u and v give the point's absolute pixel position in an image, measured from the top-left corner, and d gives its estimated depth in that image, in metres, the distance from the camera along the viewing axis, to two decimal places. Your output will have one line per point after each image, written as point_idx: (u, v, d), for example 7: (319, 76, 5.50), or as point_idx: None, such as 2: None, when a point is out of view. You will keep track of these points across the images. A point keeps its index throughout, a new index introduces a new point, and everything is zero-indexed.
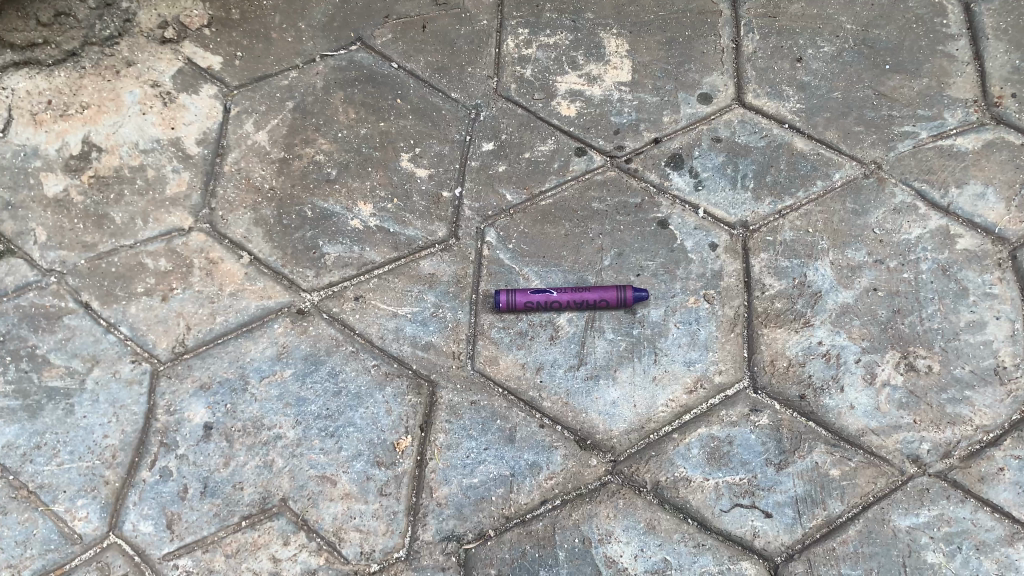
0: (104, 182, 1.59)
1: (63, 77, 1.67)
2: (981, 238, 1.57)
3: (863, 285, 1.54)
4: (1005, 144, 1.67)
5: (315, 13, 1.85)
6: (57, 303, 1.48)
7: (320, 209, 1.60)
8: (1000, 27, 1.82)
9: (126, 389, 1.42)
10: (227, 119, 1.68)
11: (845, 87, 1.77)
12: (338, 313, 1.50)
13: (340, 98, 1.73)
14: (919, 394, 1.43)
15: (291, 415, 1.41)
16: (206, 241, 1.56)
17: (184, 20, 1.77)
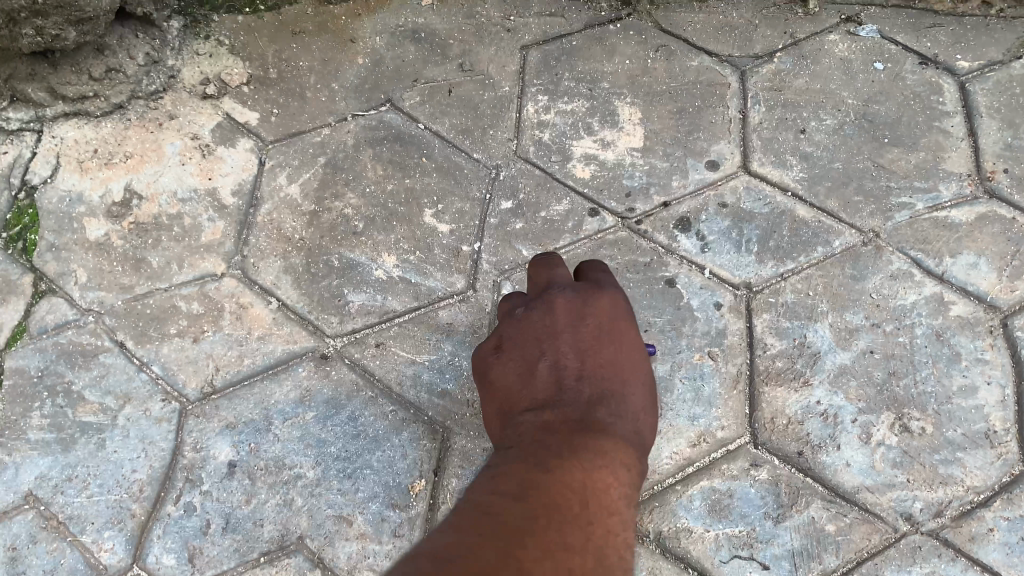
0: (143, 228, 1.69)
1: (110, 128, 1.78)
2: (973, 305, 1.65)
3: (861, 347, 1.61)
4: (997, 218, 1.76)
5: (348, 75, 1.94)
6: (94, 342, 1.56)
7: (346, 260, 1.69)
8: (994, 106, 1.92)
9: (155, 427, 1.49)
10: (261, 172, 1.78)
11: (847, 159, 1.86)
12: (359, 359, 1.58)
13: (368, 155, 1.82)
14: (912, 454, 1.50)
15: (311, 456, 1.48)
16: (237, 287, 1.64)
17: (225, 78, 1.87)
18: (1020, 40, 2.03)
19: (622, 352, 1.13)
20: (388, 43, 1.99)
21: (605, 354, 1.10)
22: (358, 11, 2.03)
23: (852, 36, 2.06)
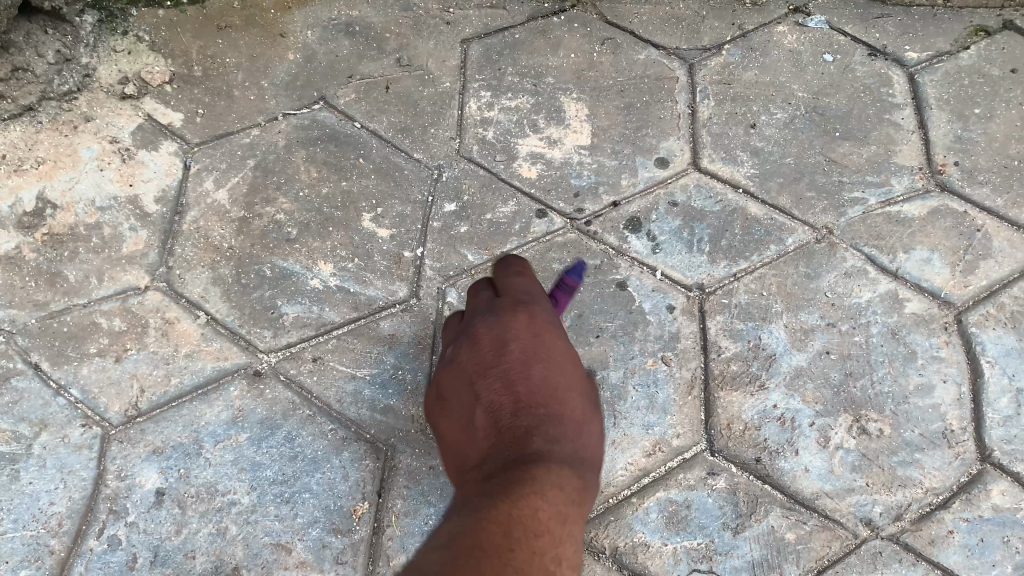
0: (59, 239, 1.57)
1: (19, 132, 1.65)
2: (928, 302, 1.62)
3: (816, 348, 1.57)
4: (949, 211, 1.73)
5: (279, 71, 1.83)
6: (5, 365, 1.45)
7: (280, 269, 1.59)
8: (943, 98, 1.89)
9: (75, 454, 1.38)
10: (187, 176, 1.67)
11: (798, 154, 1.82)
12: (295, 375, 1.49)
13: (302, 157, 1.72)
14: (871, 457, 1.46)
15: (245, 481, 1.39)
16: (163, 300, 1.54)
17: (145, 76, 1.76)
18: (967, 30, 2.01)
19: (570, 366, 1.01)
20: (322, 38, 1.89)
21: (551, 366, 0.97)
22: (288, 4, 1.93)
23: (801, 27, 2.02)
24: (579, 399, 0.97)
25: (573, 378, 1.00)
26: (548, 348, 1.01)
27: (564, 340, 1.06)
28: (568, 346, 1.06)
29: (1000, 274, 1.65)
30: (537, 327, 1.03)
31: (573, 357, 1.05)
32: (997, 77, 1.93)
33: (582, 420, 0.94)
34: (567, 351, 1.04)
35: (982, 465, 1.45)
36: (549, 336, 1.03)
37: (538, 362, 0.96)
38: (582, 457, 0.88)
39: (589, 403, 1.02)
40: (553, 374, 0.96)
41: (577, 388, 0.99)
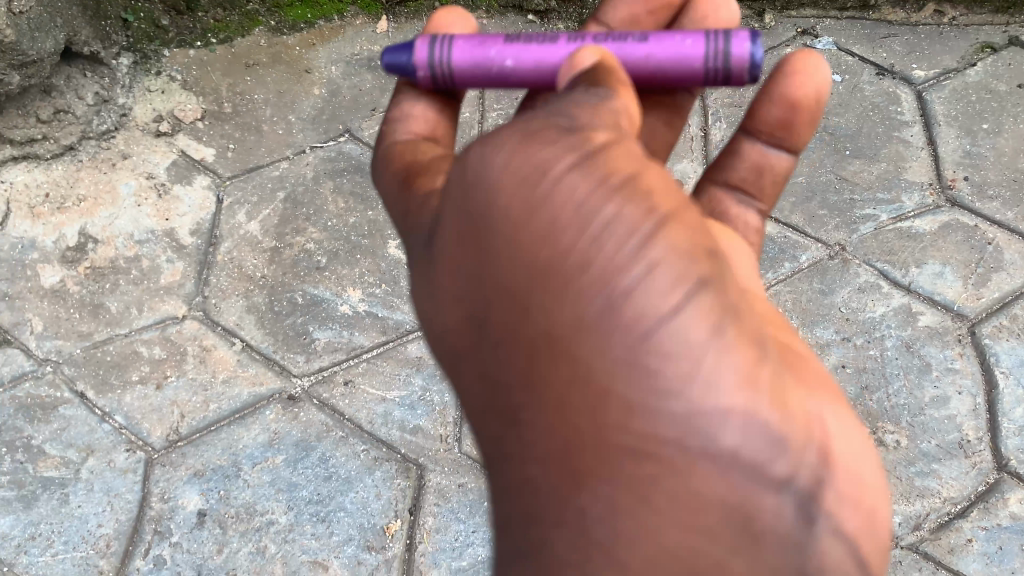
0: (100, 272, 1.64)
1: (60, 170, 1.73)
2: (941, 315, 1.65)
3: (833, 363, 1.61)
4: (960, 225, 1.77)
5: (305, 106, 1.91)
6: (52, 394, 1.52)
7: (311, 296, 1.65)
8: (951, 114, 1.94)
9: (120, 478, 1.45)
10: (220, 210, 1.74)
11: (810, 172, 1.87)
12: (328, 398, 1.54)
13: (329, 188, 1.79)
14: (889, 468, 1.50)
15: (282, 501, 1.44)
16: (200, 328, 1.60)
17: (179, 114, 1.84)
18: (973, 47, 2.06)
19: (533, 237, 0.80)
20: (346, 73, 1.97)
21: (546, 301, 0.78)
22: (311, 41, 2.01)
23: (809, 49, 2.08)
24: (597, 266, 0.77)
25: (568, 230, 0.79)
26: (495, 239, 0.82)
27: (500, 194, 0.82)
28: (531, 177, 0.82)
29: (1012, 286, 1.68)
30: (473, 230, 0.84)
31: (574, 211, 0.80)
32: (1004, 92, 1.97)
33: (606, 276, 0.77)
34: (523, 184, 0.82)
35: (999, 474, 1.48)
36: (488, 208, 0.83)
37: (510, 302, 0.80)
38: (650, 307, 0.75)
39: (605, 212, 0.79)
40: (557, 301, 0.78)
41: (586, 269, 0.78)
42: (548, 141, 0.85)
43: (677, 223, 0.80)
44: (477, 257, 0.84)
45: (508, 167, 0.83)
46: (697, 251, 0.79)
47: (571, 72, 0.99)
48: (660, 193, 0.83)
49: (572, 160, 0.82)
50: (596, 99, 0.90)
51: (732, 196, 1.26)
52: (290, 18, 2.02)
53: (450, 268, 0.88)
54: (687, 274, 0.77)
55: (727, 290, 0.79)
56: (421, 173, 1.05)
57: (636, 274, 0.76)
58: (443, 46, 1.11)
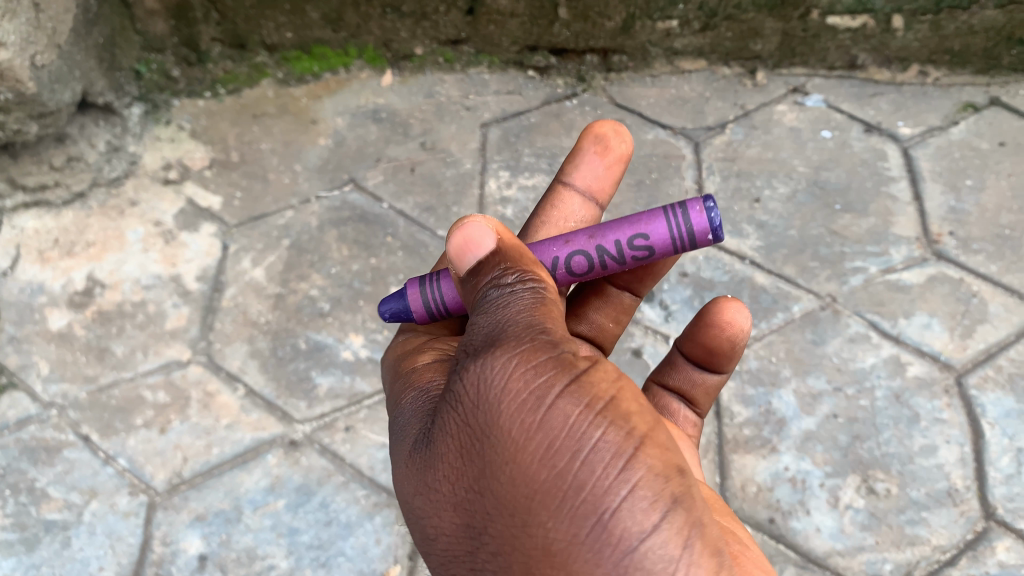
0: (107, 316, 1.70)
1: (71, 217, 1.83)
2: (929, 365, 1.70)
3: (824, 412, 1.65)
4: (946, 278, 1.82)
5: (310, 156, 1.97)
6: (57, 437, 1.54)
7: (313, 341, 1.68)
8: (937, 170, 2.00)
9: (122, 521, 1.46)
10: (225, 256, 1.79)
11: (801, 226, 1.92)
12: (329, 443, 1.55)
13: (333, 236, 1.83)
14: (879, 516, 1.53)
15: (283, 545, 1.44)
16: (204, 373, 1.63)
17: (187, 163, 1.94)
18: (956, 106, 2.13)
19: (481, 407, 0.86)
20: (351, 124, 2.04)
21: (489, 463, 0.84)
22: (318, 94, 2.10)
23: (800, 105, 2.15)
24: (588, 492, 0.80)
25: (554, 453, 0.82)
26: (490, 455, 0.84)
27: (501, 413, 0.84)
28: (521, 394, 0.85)
29: (997, 338, 1.73)
30: (462, 444, 0.87)
31: (566, 432, 0.82)
32: (987, 150, 2.04)
33: (598, 499, 0.80)
34: (517, 406, 0.84)
35: (986, 522, 1.51)
36: (481, 423, 0.86)
37: (508, 517, 0.83)
38: (632, 524, 0.79)
39: (594, 436, 0.82)
40: (555, 522, 0.81)
41: (577, 496, 0.80)
42: (541, 359, 0.86)
43: (652, 444, 0.84)
44: (467, 464, 0.87)
45: (494, 381, 0.86)
46: (670, 469, 0.83)
47: (468, 255, 0.92)
48: (635, 416, 0.85)
49: (560, 383, 0.85)
50: (538, 298, 0.93)
51: (671, 396, 1.38)
52: (298, 70, 2.12)
53: (440, 477, 0.90)
54: (659, 491, 0.81)
55: (694, 504, 0.84)
56: (410, 354, 1.18)
57: (621, 496, 0.80)
58: (432, 285, 1.15)
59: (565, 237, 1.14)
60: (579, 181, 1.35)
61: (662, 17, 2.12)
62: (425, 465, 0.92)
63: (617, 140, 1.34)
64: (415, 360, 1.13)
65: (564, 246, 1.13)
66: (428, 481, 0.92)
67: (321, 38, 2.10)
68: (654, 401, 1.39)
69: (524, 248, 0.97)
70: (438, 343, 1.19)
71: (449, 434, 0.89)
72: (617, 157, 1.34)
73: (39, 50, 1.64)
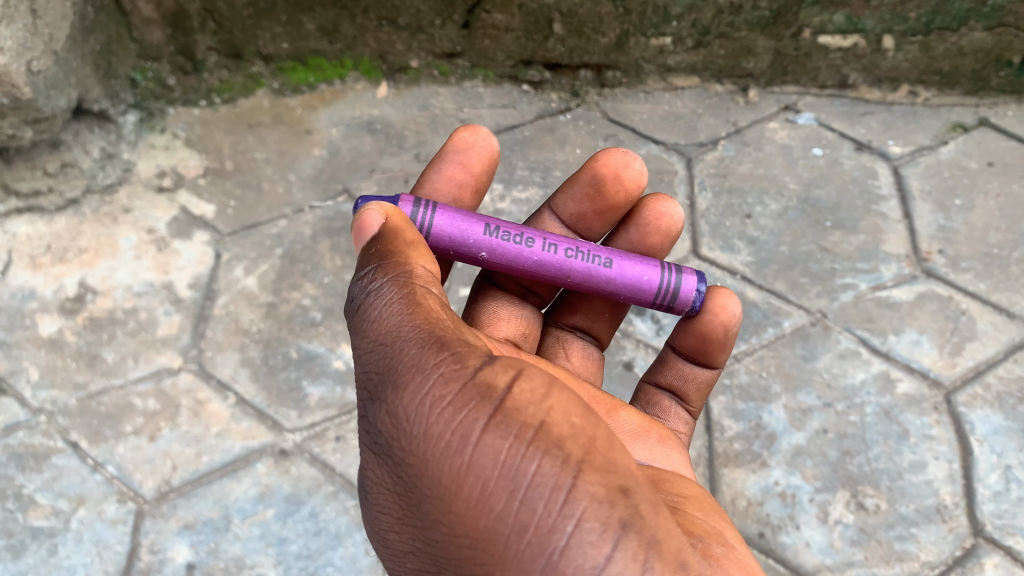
0: (98, 323, 1.69)
1: (63, 223, 1.83)
2: (918, 381, 1.71)
3: (814, 427, 1.65)
4: (935, 295, 1.83)
5: (304, 166, 1.98)
6: (46, 443, 1.54)
7: (304, 351, 1.67)
8: (926, 189, 2.02)
9: (110, 529, 1.45)
10: (218, 264, 1.79)
11: (792, 242, 1.94)
12: (319, 453, 1.54)
13: (326, 246, 1.83)
14: (869, 531, 1.53)
15: (272, 555, 1.43)
16: (194, 380, 1.63)
17: (181, 171, 1.94)
18: (945, 126, 2.15)
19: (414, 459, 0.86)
20: (345, 135, 2.05)
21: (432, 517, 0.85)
22: (313, 104, 2.12)
23: (791, 123, 2.17)
24: (531, 532, 0.80)
25: (490, 497, 0.82)
26: (430, 507, 0.86)
27: (430, 458, 0.85)
28: (443, 438, 0.85)
29: (985, 355, 1.74)
30: (407, 493, 0.88)
31: (497, 472, 0.82)
32: (975, 170, 2.06)
33: (542, 538, 0.80)
34: (442, 451, 0.85)
35: (975, 539, 1.51)
36: (415, 470, 0.87)
37: (460, 565, 0.84)
38: (583, 559, 0.78)
39: (526, 471, 0.82)
40: (504, 567, 0.81)
41: (519, 539, 0.80)
42: (459, 393, 0.86)
43: (594, 468, 0.83)
44: (415, 514, 0.88)
45: (416, 429, 0.87)
46: (614, 492, 0.82)
47: (362, 238, 1.00)
48: (568, 439, 0.85)
49: (481, 421, 0.84)
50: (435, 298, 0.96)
51: (665, 395, 1.39)
52: (293, 81, 2.13)
53: (398, 523, 0.91)
54: (607, 519, 0.80)
55: (650, 523, 0.82)
56: None
57: (566, 531, 0.80)
58: (428, 211, 1.15)
59: (569, 268, 1.19)
60: (576, 206, 1.38)
61: (656, 33, 2.15)
62: (381, 517, 0.93)
63: (626, 171, 1.34)
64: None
65: (567, 275, 1.19)
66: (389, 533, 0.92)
67: (317, 49, 2.11)
68: (644, 401, 1.40)
69: (408, 237, 1.01)
70: None
71: (394, 481, 0.90)
72: (626, 189, 1.35)
73: (35, 56, 1.64)
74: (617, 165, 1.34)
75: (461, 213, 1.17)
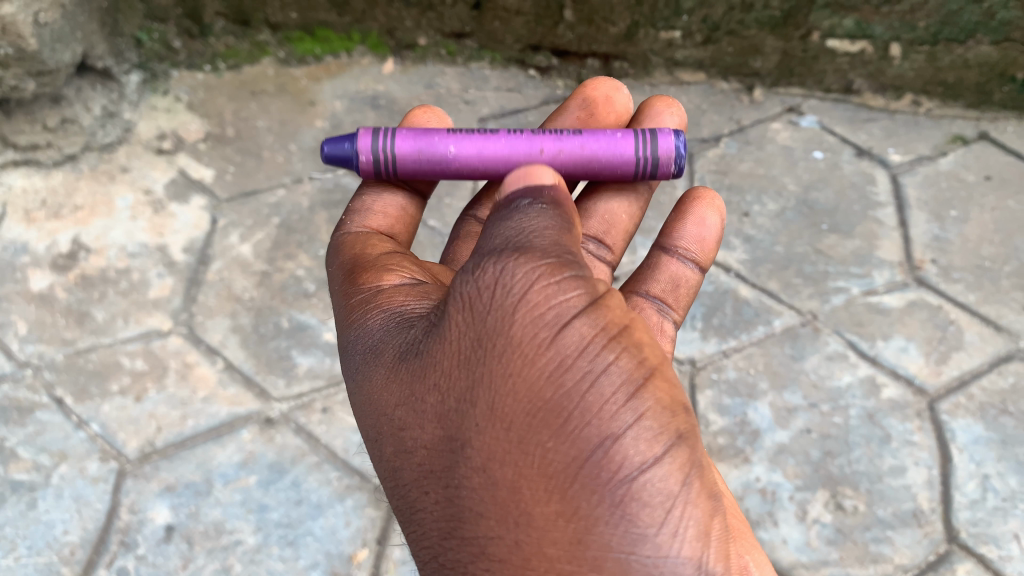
0: (90, 281, 1.69)
1: (60, 179, 1.83)
2: (904, 387, 1.72)
3: (798, 426, 1.66)
4: (925, 304, 1.84)
5: (306, 136, 1.97)
6: (31, 398, 1.54)
7: (296, 321, 1.66)
8: (923, 198, 2.03)
9: (90, 486, 1.45)
10: (213, 230, 1.79)
11: (787, 243, 1.95)
12: (305, 423, 1.54)
13: (323, 218, 1.82)
14: (845, 531, 1.54)
15: (251, 521, 1.43)
16: (184, 344, 1.62)
17: (182, 134, 1.94)
18: (946, 137, 2.16)
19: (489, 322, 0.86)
20: (349, 108, 2.04)
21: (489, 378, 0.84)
22: (318, 75, 2.11)
23: (794, 125, 2.18)
24: (595, 414, 0.82)
25: (567, 371, 0.83)
26: (489, 366, 0.85)
27: (514, 322, 0.85)
28: (540, 308, 0.85)
29: (971, 365, 1.75)
30: (463, 351, 0.87)
31: (580, 352, 0.83)
32: (973, 182, 2.07)
33: (603, 423, 0.81)
34: (532, 318, 0.85)
35: (949, 545, 1.52)
36: (486, 330, 0.86)
37: (503, 430, 0.83)
38: (635, 453, 0.81)
39: (607, 360, 0.83)
40: (556, 442, 0.82)
41: (582, 418, 0.82)
42: (565, 275, 0.87)
43: (662, 379, 0.86)
44: (461, 374, 0.86)
45: (512, 288, 0.86)
46: (678, 405, 0.85)
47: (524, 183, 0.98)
48: (647, 347, 0.87)
49: (579, 304, 0.86)
50: (563, 214, 0.95)
51: (653, 305, 1.32)
52: (299, 51, 2.12)
53: (429, 387, 0.89)
54: (667, 425, 0.83)
55: (698, 445, 0.86)
56: (368, 268, 1.11)
57: (628, 423, 0.82)
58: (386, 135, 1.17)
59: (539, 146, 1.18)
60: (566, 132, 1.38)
61: (665, 27, 2.15)
62: (410, 376, 0.92)
63: (614, 95, 1.37)
64: (379, 279, 1.08)
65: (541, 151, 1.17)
66: (415, 390, 0.91)
67: (326, 21, 2.09)
68: (636, 310, 1.30)
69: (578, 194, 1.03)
70: (399, 262, 1.13)
71: (446, 341, 0.88)
72: (613, 112, 1.36)
73: (42, 7, 1.63)
74: (604, 90, 1.37)
75: (419, 131, 1.18)
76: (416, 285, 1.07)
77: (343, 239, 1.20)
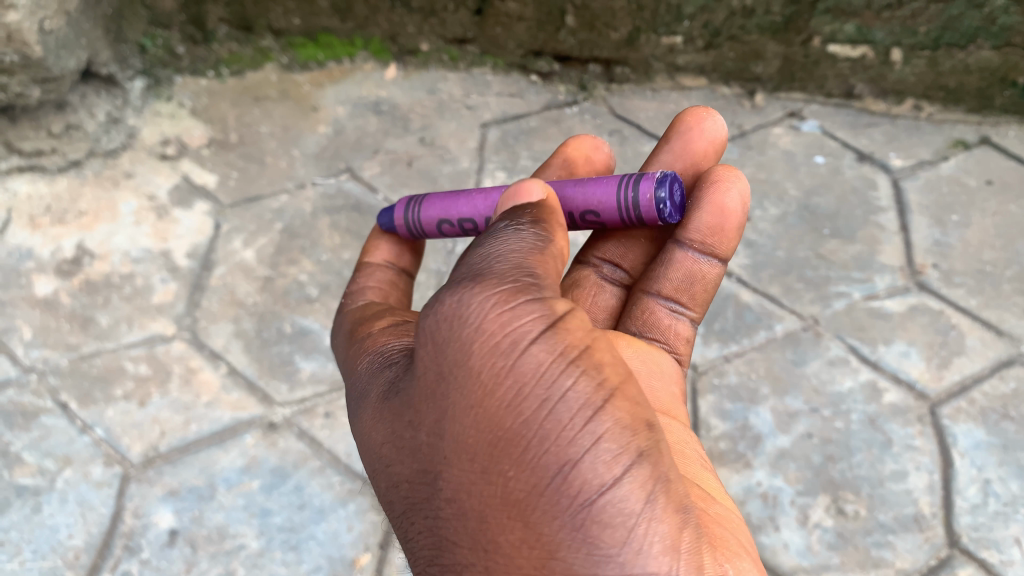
0: (94, 286, 1.70)
1: (64, 184, 1.84)
2: (905, 392, 1.72)
3: (800, 431, 1.67)
4: (926, 308, 1.85)
5: (309, 142, 1.98)
6: (35, 402, 1.55)
7: (299, 326, 1.67)
8: (924, 203, 2.03)
9: (94, 491, 1.46)
10: (216, 235, 1.79)
11: (789, 247, 1.95)
12: (307, 428, 1.55)
13: (326, 223, 1.83)
14: (846, 536, 1.55)
15: (254, 526, 1.44)
16: (187, 349, 1.63)
17: (185, 140, 1.95)
18: (948, 142, 2.17)
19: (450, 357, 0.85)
20: (351, 114, 2.05)
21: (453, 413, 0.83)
22: (321, 81, 2.12)
23: (795, 130, 2.18)
24: (552, 442, 0.80)
25: (524, 400, 0.81)
26: (451, 400, 0.84)
27: (470, 353, 0.83)
28: (494, 338, 0.83)
29: (972, 370, 1.75)
30: (432, 385, 0.86)
31: (536, 379, 0.81)
32: (974, 187, 2.07)
33: (561, 450, 0.79)
34: (488, 349, 0.83)
35: (950, 549, 1.53)
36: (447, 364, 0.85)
37: (467, 463, 0.82)
38: (593, 477, 0.79)
39: (562, 385, 0.81)
40: (517, 471, 0.80)
41: (541, 445, 0.80)
42: (518, 301, 0.86)
43: (622, 398, 0.83)
44: (430, 408, 0.86)
45: (467, 321, 0.85)
46: (639, 424, 0.82)
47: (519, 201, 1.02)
48: (608, 367, 0.85)
49: (533, 329, 0.84)
50: (539, 243, 0.95)
51: (665, 305, 1.26)
52: (302, 57, 2.13)
53: (406, 423, 0.89)
54: (628, 446, 0.80)
55: (665, 461, 0.83)
56: (361, 324, 1.20)
57: (585, 447, 0.79)
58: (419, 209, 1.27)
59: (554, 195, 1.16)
60: None
61: (667, 32, 2.15)
62: (391, 414, 0.93)
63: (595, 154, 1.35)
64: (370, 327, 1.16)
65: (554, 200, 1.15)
66: (395, 428, 0.91)
67: (328, 27, 2.10)
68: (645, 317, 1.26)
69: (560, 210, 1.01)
70: (387, 311, 1.21)
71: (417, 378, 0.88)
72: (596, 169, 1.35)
73: (48, 15, 1.64)
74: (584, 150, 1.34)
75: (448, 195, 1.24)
76: (401, 324, 1.14)
77: (344, 312, 1.31)
